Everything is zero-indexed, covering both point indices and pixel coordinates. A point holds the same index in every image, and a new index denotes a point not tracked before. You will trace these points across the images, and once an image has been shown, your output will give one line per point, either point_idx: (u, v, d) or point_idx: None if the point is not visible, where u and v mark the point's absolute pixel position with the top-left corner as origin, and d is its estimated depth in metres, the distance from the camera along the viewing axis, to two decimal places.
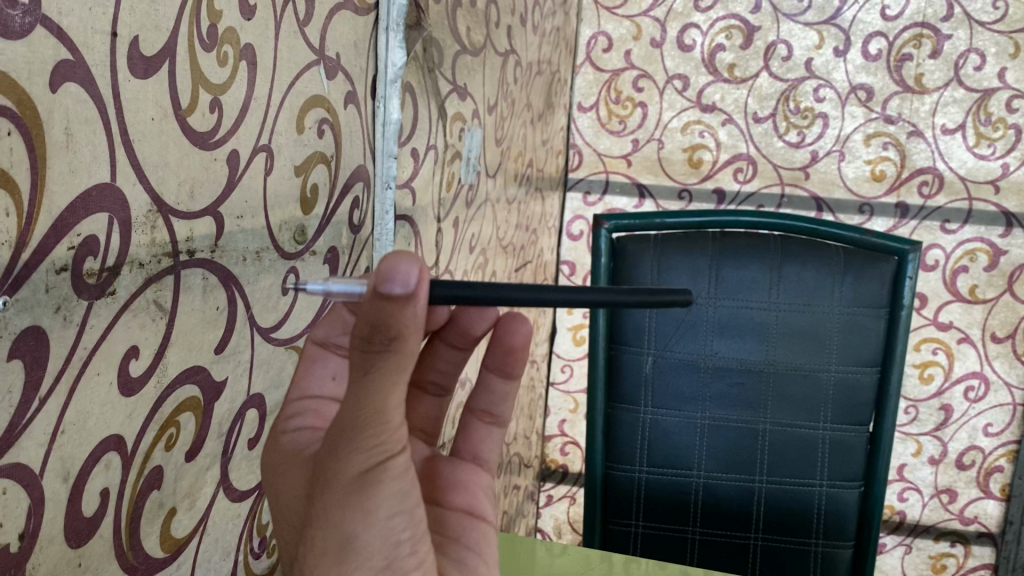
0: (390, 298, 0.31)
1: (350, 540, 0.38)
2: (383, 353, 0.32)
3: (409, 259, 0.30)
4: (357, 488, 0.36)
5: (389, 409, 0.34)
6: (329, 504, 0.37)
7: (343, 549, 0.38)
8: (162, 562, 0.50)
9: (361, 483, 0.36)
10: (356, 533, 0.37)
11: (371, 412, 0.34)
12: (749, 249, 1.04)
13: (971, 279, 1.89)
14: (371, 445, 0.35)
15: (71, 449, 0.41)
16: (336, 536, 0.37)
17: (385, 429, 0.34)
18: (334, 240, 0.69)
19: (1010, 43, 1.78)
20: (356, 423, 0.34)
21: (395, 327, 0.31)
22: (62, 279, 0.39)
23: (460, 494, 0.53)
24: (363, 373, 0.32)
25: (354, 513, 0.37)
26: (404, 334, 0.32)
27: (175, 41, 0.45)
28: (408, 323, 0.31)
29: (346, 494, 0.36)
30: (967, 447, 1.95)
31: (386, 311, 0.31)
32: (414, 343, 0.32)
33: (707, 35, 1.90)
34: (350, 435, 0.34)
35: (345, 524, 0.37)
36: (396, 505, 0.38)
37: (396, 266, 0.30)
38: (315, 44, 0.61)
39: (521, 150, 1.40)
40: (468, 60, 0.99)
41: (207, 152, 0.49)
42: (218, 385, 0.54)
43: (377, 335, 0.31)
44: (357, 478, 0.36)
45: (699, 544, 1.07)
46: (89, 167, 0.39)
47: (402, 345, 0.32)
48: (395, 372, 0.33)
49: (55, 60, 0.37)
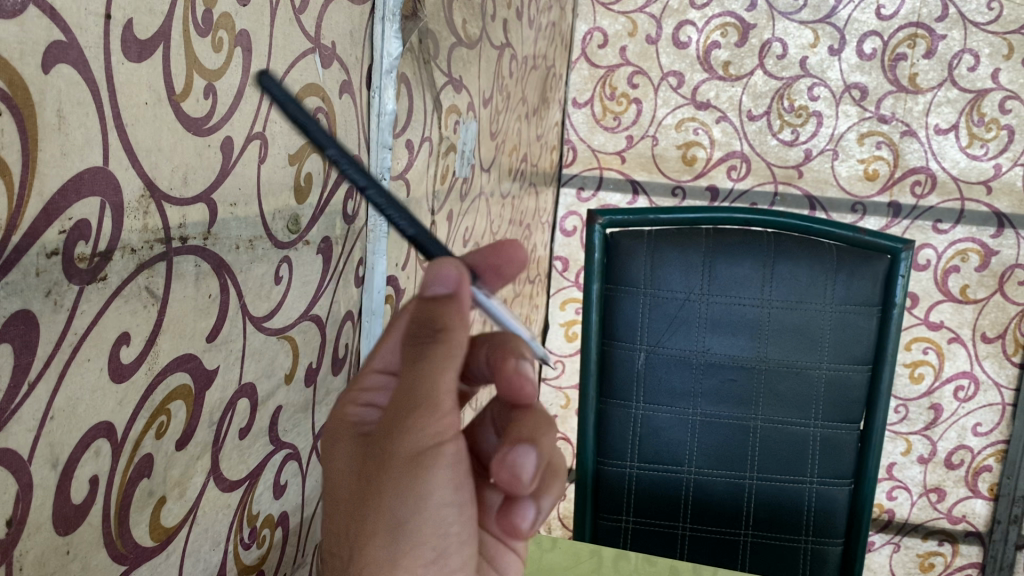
0: (435, 296, 0.40)
1: (402, 524, 0.41)
2: (432, 341, 0.39)
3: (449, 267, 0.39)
4: (412, 469, 0.40)
5: (438, 393, 0.39)
6: (383, 490, 0.40)
7: (393, 529, 0.41)
8: (152, 552, 0.50)
9: (412, 466, 0.40)
10: (407, 516, 0.40)
11: (424, 390, 0.39)
12: (742, 245, 1.05)
13: (962, 279, 1.90)
14: (424, 424, 0.39)
15: (61, 435, 0.40)
16: (387, 518, 0.40)
17: (439, 412, 0.39)
18: (327, 230, 0.69)
19: (1004, 44, 1.78)
20: (410, 406, 0.39)
21: (440, 320, 0.40)
22: (52, 263, 0.38)
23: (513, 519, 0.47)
24: (416, 360, 0.39)
25: (408, 500, 0.40)
26: (449, 328, 0.39)
27: (169, 25, 0.45)
28: (452, 318, 0.40)
29: (396, 479, 0.40)
30: (955, 447, 1.96)
31: (435, 305, 0.40)
32: (459, 336, 0.39)
33: (703, 32, 1.90)
34: (407, 415, 0.39)
35: (396, 508, 0.40)
36: (449, 496, 0.41)
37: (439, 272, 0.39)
38: (311, 32, 0.61)
39: (515, 144, 1.40)
40: (463, 52, 0.99)
41: (200, 139, 0.49)
42: (209, 373, 0.54)
43: (427, 326, 0.40)
44: (410, 458, 0.39)
45: (689, 540, 1.07)
46: (81, 151, 0.39)
47: (449, 336, 0.39)
48: (444, 359, 0.39)
49: (48, 42, 0.36)
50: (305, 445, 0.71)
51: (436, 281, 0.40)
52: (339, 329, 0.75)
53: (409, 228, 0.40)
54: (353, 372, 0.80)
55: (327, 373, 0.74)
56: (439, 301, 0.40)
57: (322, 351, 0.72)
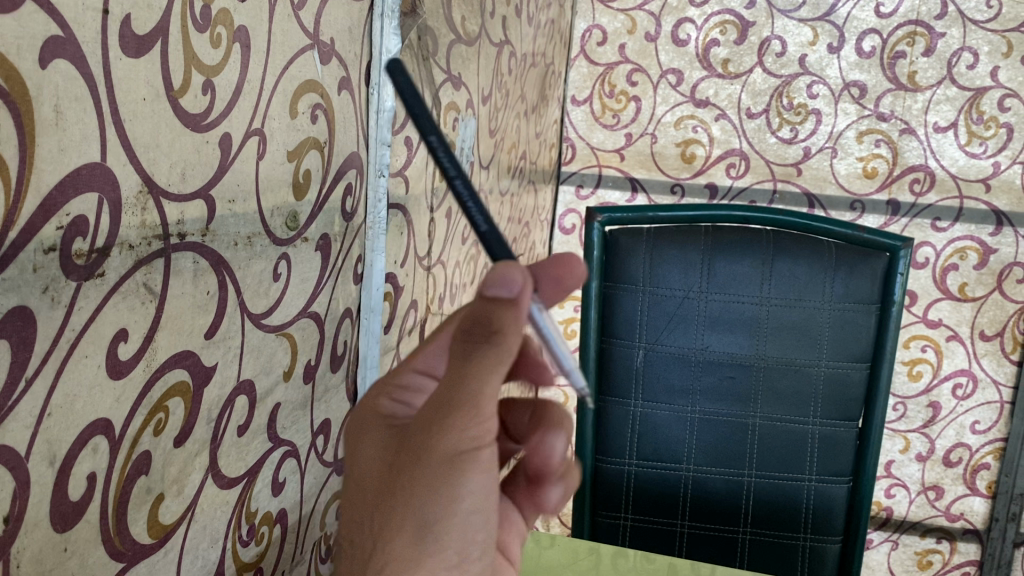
0: (496, 298, 0.39)
1: (429, 525, 0.41)
2: (484, 343, 0.39)
3: (515, 270, 0.39)
4: (446, 470, 0.40)
5: (484, 396, 0.39)
6: (415, 488, 0.40)
7: (421, 530, 0.41)
8: (150, 549, 0.50)
9: (447, 468, 0.40)
10: (435, 518, 0.41)
11: (470, 391, 0.39)
12: (741, 243, 1.05)
13: (961, 277, 1.90)
14: (463, 427, 0.39)
15: (58, 432, 0.40)
16: (416, 518, 0.41)
17: (480, 417, 0.39)
18: (326, 226, 0.69)
19: (1003, 42, 1.78)
20: (453, 404, 0.39)
21: (496, 323, 0.39)
22: (50, 260, 0.38)
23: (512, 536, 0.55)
24: (465, 359, 0.39)
25: (439, 501, 0.40)
26: (502, 331, 0.39)
27: (168, 20, 0.44)
28: (508, 322, 0.39)
29: (429, 480, 0.40)
30: (953, 445, 1.96)
31: (493, 305, 0.39)
32: (513, 341, 0.39)
33: (703, 30, 1.90)
34: (446, 414, 0.39)
35: (426, 509, 0.40)
36: (478, 502, 0.41)
37: (503, 274, 0.39)
38: (310, 28, 0.61)
39: (514, 142, 1.40)
40: (462, 49, 0.98)
41: (199, 135, 0.48)
42: (208, 370, 0.53)
43: (480, 325, 0.39)
44: (447, 459, 0.40)
45: (688, 538, 1.07)
46: (78, 147, 0.39)
47: (502, 339, 0.39)
48: (494, 363, 0.39)
49: (45, 36, 0.36)
50: (303, 442, 0.71)
51: (499, 282, 0.39)
52: (338, 326, 0.75)
53: (484, 224, 0.41)
54: (352, 369, 0.80)
55: (326, 370, 0.74)
56: (499, 303, 0.39)
57: (321, 348, 0.72)
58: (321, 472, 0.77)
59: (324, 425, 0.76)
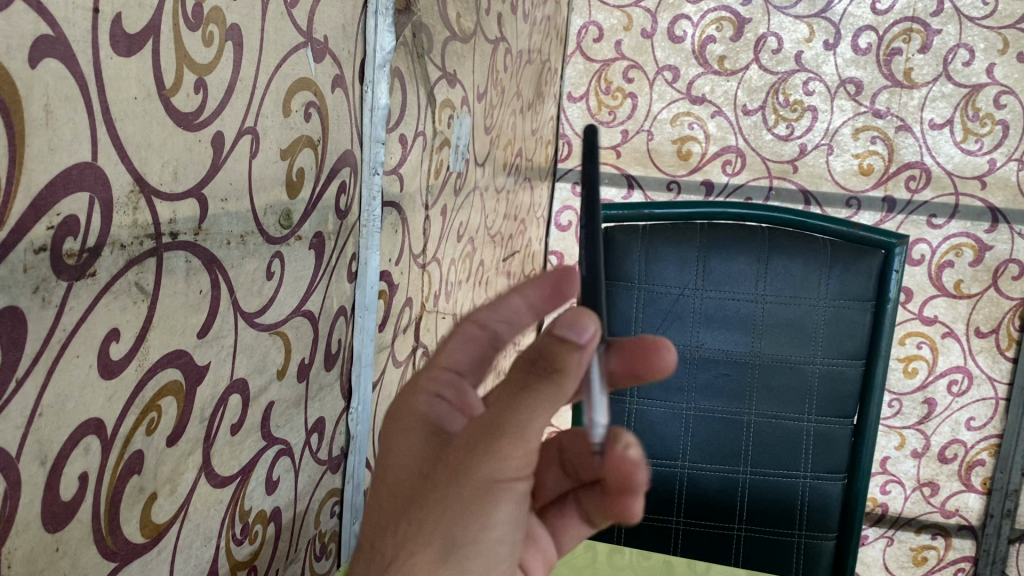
0: (564, 338, 0.35)
1: (457, 544, 0.39)
2: (543, 377, 0.38)
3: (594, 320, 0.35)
4: (482, 495, 0.39)
5: (529, 429, 0.39)
6: (449, 502, 0.39)
7: (447, 547, 0.39)
8: (143, 547, 0.50)
9: (482, 492, 0.39)
10: (464, 539, 0.39)
11: (518, 422, 0.38)
12: (736, 240, 1.05)
13: (956, 274, 1.90)
14: (506, 457, 0.39)
15: (50, 432, 0.40)
16: (444, 535, 0.39)
17: (524, 450, 0.39)
18: (320, 224, 0.68)
19: (999, 39, 1.78)
20: (498, 429, 0.39)
21: (559, 362, 0.36)
22: (40, 260, 0.38)
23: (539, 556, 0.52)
24: (518, 391, 0.38)
25: (470, 523, 0.39)
26: (564, 371, 0.37)
27: (159, 19, 0.44)
28: (572, 364, 0.36)
29: (460, 499, 0.39)
30: (949, 441, 1.97)
31: (559, 344, 0.36)
32: (572, 382, 0.37)
33: (698, 26, 1.89)
34: (490, 439, 0.39)
35: (457, 526, 0.39)
36: (506, 531, 0.41)
37: (581, 319, 0.35)
38: (303, 26, 0.61)
39: (510, 138, 1.39)
40: (457, 46, 0.98)
41: (191, 133, 0.48)
42: (200, 369, 0.53)
43: (542, 360, 0.38)
44: (482, 484, 0.39)
45: (682, 535, 1.08)
46: (68, 146, 0.39)
47: (561, 379, 0.37)
48: (546, 400, 0.38)
49: (35, 35, 0.36)
50: (297, 441, 0.71)
51: (572, 325, 0.35)
52: (332, 324, 0.75)
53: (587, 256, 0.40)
54: (346, 367, 0.80)
55: (320, 368, 0.74)
56: (565, 345, 0.35)
57: (315, 347, 0.72)
58: (315, 470, 0.77)
59: (319, 423, 0.76)
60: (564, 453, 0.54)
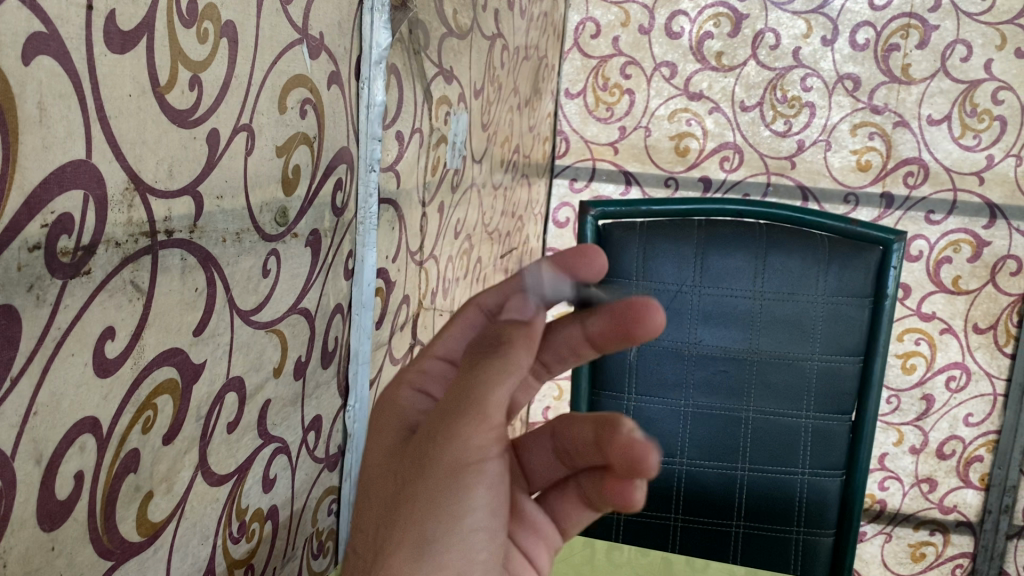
0: None
1: (431, 540, 0.37)
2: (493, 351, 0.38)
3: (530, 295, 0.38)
4: (450, 484, 0.37)
5: (489, 406, 0.37)
6: (419, 496, 0.37)
7: (421, 548, 0.37)
8: (140, 546, 0.50)
9: (451, 480, 0.37)
10: (439, 533, 0.37)
11: (474, 399, 0.37)
12: (733, 236, 1.05)
13: (954, 270, 1.90)
14: (471, 436, 0.37)
15: (44, 431, 0.40)
16: (416, 534, 0.37)
17: (487, 427, 0.37)
18: (316, 222, 0.68)
19: (997, 35, 1.78)
20: (458, 410, 0.37)
21: None
22: (35, 258, 0.38)
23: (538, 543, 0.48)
24: (471, 366, 0.38)
25: (445, 514, 0.37)
26: None
27: (153, 15, 0.44)
28: None
29: (431, 492, 0.37)
30: (947, 437, 1.97)
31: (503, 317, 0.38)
32: (520, 351, 0.38)
33: (696, 22, 1.89)
34: (452, 421, 0.37)
35: (430, 522, 0.37)
36: (482, 519, 0.39)
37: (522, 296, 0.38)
38: (298, 23, 0.60)
39: (507, 135, 1.39)
40: (454, 42, 0.98)
41: (186, 131, 0.48)
42: (196, 367, 0.53)
43: (490, 338, 0.39)
44: (450, 470, 0.37)
45: (681, 532, 1.07)
46: (63, 144, 0.39)
47: (508, 349, 0.37)
48: (498, 371, 0.37)
49: (28, 32, 0.36)
50: (293, 439, 0.71)
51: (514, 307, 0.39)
52: (329, 322, 0.74)
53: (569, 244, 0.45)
54: (343, 364, 0.80)
55: (316, 366, 0.73)
56: None
57: (311, 344, 0.71)
58: (312, 469, 0.76)
59: (316, 421, 0.76)
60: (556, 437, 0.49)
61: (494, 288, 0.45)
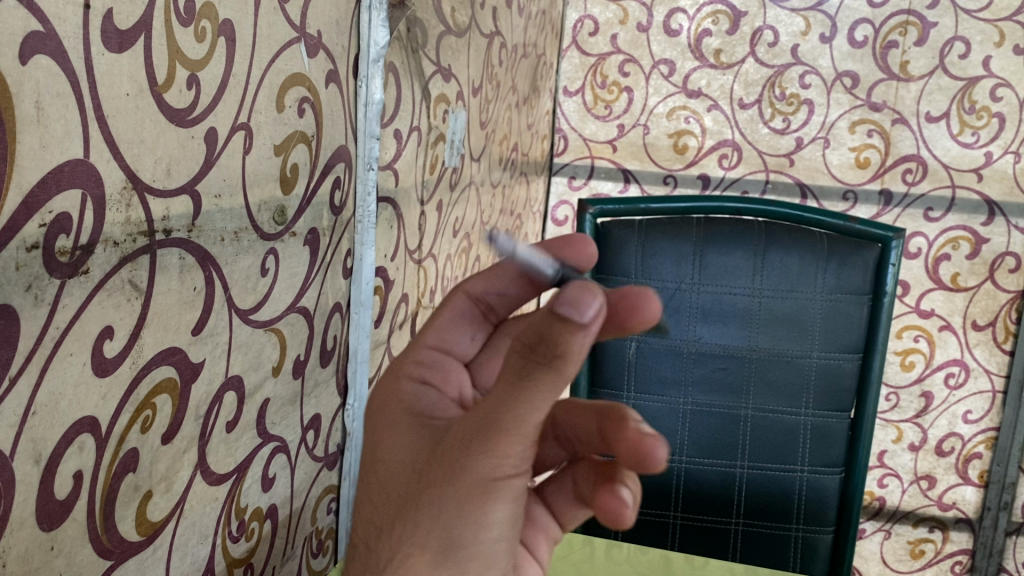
0: (563, 318, 0.32)
1: (455, 548, 0.38)
2: (543, 363, 0.33)
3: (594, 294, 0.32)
4: (479, 493, 0.37)
5: (528, 423, 0.35)
6: (446, 503, 0.37)
7: (444, 550, 0.38)
8: (139, 546, 0.50)
9: (481, 491, 0.37)
10: (462, 542, 0.38)
11: (516, 416, 0.35)
12: (733, 233, 1.05)
13: (953, 267, 1.90)
14: (505, 456, 0.36)
15: (43, 431, 0.40)
16: (443, 539, 0.38)
17: (524, 444, 0.36)
18: (314, 221, 0.68)
19: (995, 32, 1.78)
20: (494, 426, 0.35)
21: (561, 347, 0.32)
22: (33, 257, 0.38)
23: (538, 536, 0.51)
24: (519, 377, 0.34)
25: (469, 524, 0.38)
26: (567, 356, 0.32)
27: (150, 15, 0.44)
28: (574, 348, 0.32)
29: (461, 500, 0.37)
30: (946, 434, 1.97)
31: (562, 326, 0.32)
32: (574, 365, 0.33)
33: (694, 20, 1.89)
34: (489, 436, 0.35)
35: (455, 526, 0.38)
36: (505, 531, 0.40)
37: (581, 297, 0.32)
38: (296, 21, 0.60)
39: (506, 133, 1.39)
40: (452, 40, 0.98)
41: (184, 129, 0.48)
42: (195, 366, 0.53)
43: (543, 345, 0.32)
44: (481, 483, 0.37)
45: (680, 529, 1.07)
46: (60, 143, 0.39)
47: (562, 366, 0.33)
48: (548, 385, 0.33)
49: (25, 31, 0.35)
50: (293, 438, 0.71)
51: (573, 303, 0.32)
52: (327, 321, 0.74)
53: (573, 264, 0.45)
54: (342, 363, 0.80)
55: (316, 365, 0.73)
56: (566, 327, 0.32)
57: (310, 343, 0.71)
58: (312, 467, 0.76)
59: (315, 420, 0.76)
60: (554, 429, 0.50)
61: (479, 275, 0.54)
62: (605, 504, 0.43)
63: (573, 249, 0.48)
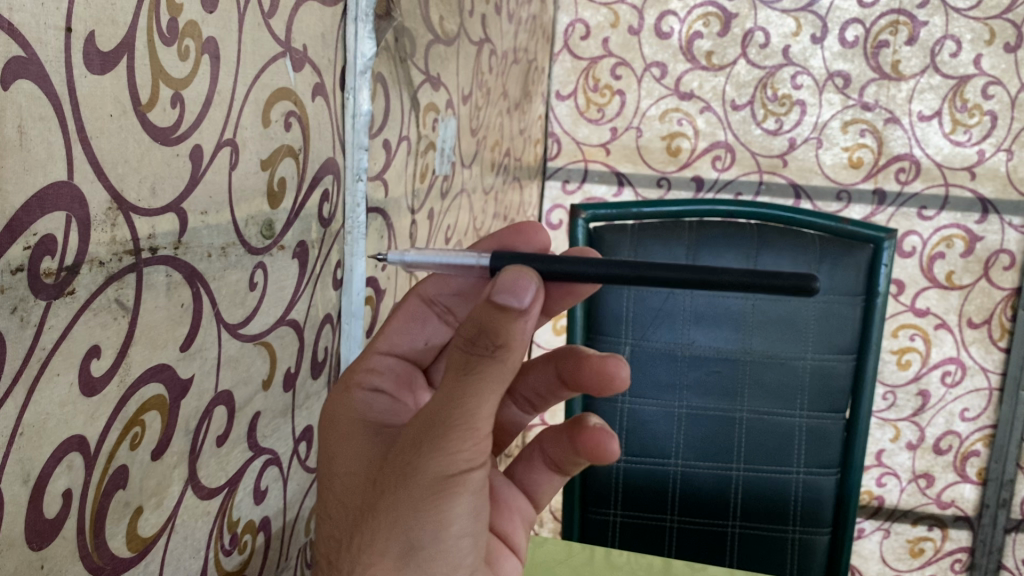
0: (505, 307, 0.36)
1: (417, 548, 0.41)
2: (486, 357, 0.37)
3: (530, 278, 0.37)
4: (433, 493, 0.40)
5: (478, 417, 0.38)
6: (402, 505, 0.40)
7: (405, 554, 0.41)
8: (129, 562, 0.50)
9: (436, 490, 0.40)
10: (424, 543, 0.41)
11: (465, 414, 0.38)
12: (725, 237, 1.05)
13: (948, 265, 1.90)
14: (456, 452, 0.39)
15: (30, 451, 0.40)
16: (404, 541, 0.41)
17: (474, 439, 0.39)
18: (303, 233, 0.68)
19: (985, 30, 1.78)
20: (442, 425, 0.38)
21: (503, 335, 0.37)
22: (17, 280, 0.38)
23: (514, 516, 0.58)
24: (463, 372, 0.38)
25: (428, 524, 0.41)
26: (509, 344, 0.37)
27: (133, 35, 0.44)
28: (515, 335, 0.37)
29: (417, 502, 0.40)
30: (944, 432, 1.97)
31: (502, 316, 0.36)
32: (516, 356, 0.37)
33: (685, 22, 1.89)
34: (439, 436, 0.38)
35: (412, 527, 0.40)
36: (465, 526, 0.42)
37: (519, 282, 0.37)
38: (281, 36, 0.61)
39: (496, 139, 1.39)
40: (440, 49, 0.98)
41: (168, 148, 0.48)
42: (184, 383, 0.54)
43: (484, 337, 0.37)
44: (435, 481, 0.39)
45: (678, 533, 1.07)
46: (43, 166, 0.39)
47: (505, 354, 0.37)
48: (493, 374, 0.37)
49: (7, 57, 0.36)
50: (284, 450, 0.72)
51: (510, 291, 0.36)
52: (318, 333, 0.75)
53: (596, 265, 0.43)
54: (334, 373, 0.80)
55: (306, 377, 0.74)
56: (506, 315, 0.36)
57: (300, 355, 0.72)
58: (304, 479, 0.77)
59: (306, 432, 0.76)
60: (521, 391, 0.66)
61: (433, 277, 0.61)
62: (596, 439, 0.57)
63: (522, 234, 0.56)
